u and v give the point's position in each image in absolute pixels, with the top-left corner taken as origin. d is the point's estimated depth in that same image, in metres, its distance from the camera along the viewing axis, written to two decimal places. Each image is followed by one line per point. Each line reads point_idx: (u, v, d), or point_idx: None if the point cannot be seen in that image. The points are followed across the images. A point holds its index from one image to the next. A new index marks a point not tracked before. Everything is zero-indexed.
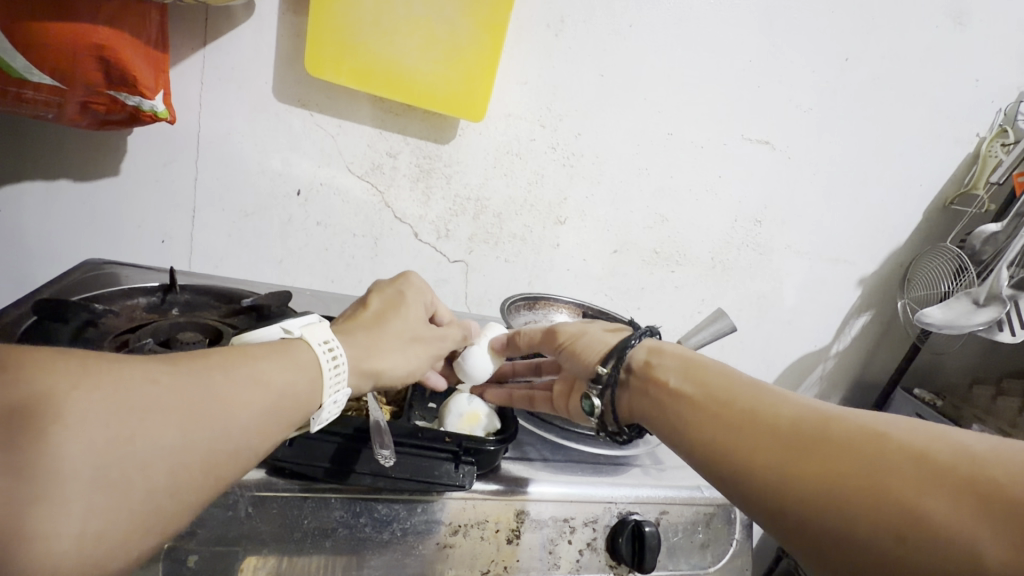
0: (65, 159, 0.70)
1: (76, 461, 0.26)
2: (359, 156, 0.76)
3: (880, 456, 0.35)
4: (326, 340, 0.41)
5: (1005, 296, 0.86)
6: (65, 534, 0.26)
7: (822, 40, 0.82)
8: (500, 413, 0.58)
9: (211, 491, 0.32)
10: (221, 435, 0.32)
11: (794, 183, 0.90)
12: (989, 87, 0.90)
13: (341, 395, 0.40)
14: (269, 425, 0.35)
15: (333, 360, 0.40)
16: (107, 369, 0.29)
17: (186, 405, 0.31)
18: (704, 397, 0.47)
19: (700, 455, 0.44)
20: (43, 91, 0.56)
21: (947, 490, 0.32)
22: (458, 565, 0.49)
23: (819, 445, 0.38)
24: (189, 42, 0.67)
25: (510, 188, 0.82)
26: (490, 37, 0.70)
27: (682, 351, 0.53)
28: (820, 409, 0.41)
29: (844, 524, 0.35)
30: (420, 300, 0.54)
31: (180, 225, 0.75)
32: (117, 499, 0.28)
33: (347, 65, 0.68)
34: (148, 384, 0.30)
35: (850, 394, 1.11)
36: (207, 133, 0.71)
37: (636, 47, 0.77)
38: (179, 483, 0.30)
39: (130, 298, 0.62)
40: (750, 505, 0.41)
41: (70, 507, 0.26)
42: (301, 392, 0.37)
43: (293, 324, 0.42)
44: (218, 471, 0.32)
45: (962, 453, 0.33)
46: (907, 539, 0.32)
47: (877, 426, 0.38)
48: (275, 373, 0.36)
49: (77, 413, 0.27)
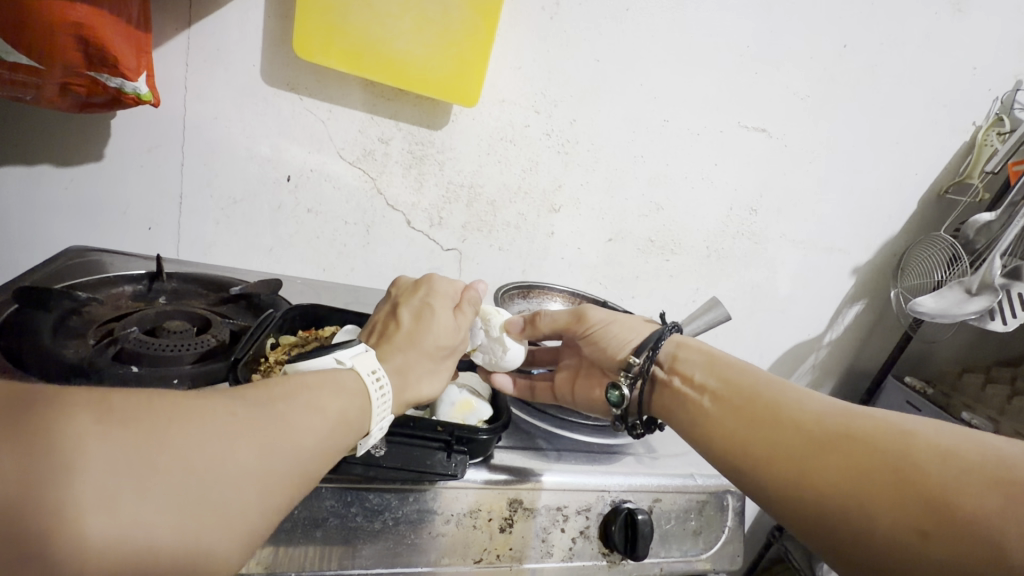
0: (48, 144, 0.68)
1: (120, 483, 0.26)
2: (350, 142, 0.74)
3: (907, 455, 0.35)
4: (374, 369, 0.41)
5: (997, 285, 0.85)
6: (109, 567, 0.26)
7: (821, 25, 0.80)
8: (494, 403, 0.57)
9: (262, 516, 0.32)
10: (273, 460, 0.32)
11: (789, 170, 0.90)
12: (987, 74, 0.89)
13: (385, 422, 0.41)
14: (324, 447, 0.35)
15: (380, 387, 0.40)
16: (157, 397, 0.30)
17: (238, 429, 0.31)
18: (727, 393, 0.46)
19: (719, 449, 0.44)
20: (20, 71, 0.54)
21: (970, 488, 0.32)
22: (451, 554, 0.49)
23: (843, 442, 0.38)
24: (173, 23, 0.65)
25: (504, 174, 0.81)
26: (483, 21, 0.69)
27: (710, 349, 0.52)
28: (846, 409, 0.41)
29: (865, 520, 0.34)
30: (449, 306, 0.52)
31: (167, 212, 0.73)
32: (158, 511, 0.27)
33: (337, 47, 0.66)
34: (199, 406, 0.31)
35: (840, 383, 1.12)
36: (194, 118, 0.69)
37: (633, 31, 0.76)
38: (233, 511, 0.30)
39: (115, 286, 0.61)
40: (768, 501, 0.40)
41: (99, 514, 0.25)
42: (352, 414, 0.38)
43: (345, 354, 0.42)
44: (256, 494, 0.31)
45: (988, 455, 0.33)
46: (931, 534, 0.32)
47: (902, 425, 0.37)
48: (324, 396, 0.36)
49: (123, 441, 0.27)
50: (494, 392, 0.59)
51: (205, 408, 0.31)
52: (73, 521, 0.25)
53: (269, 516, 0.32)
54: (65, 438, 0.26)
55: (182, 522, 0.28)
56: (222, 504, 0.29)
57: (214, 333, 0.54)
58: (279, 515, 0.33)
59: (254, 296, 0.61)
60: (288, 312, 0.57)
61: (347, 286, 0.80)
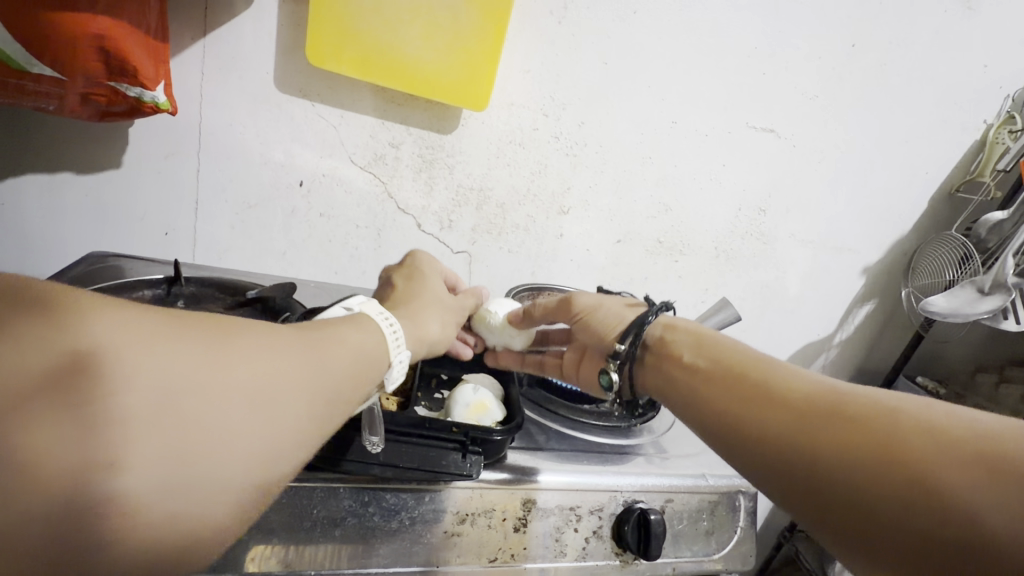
0: (68, 152, 0.70)
1: (163, 408, 0.27)
2: (362, 147, 0.75)
3: (895, 430, 0.34)
4: (383, 312, 0.44)
5: (1010, 284, 0.84)
6: (156, 494, 0.26)
7: (830, 26, 0.81)
8: (507, 404, 0.58)
9: (296, 447, 0.33)
10: (305, 396, 0.33)
11: (798, 170, 0.90)
12: (999, 72, 0.89)
13: (404, 355, 0.43)
14: (350, 383, 0.37)
15: (393, 329, 0.43)
16: (187, 335, 0.29)
17: (274, 366, 0.32)
18: (718, 372, 0.45)
19: (710, 425, 0.44)
20: (44, 81, 0.56)
21: (957, 466, 0.31)
22: (466, 553, 0.49)
23: (831, 416, 0.37)
24: (188, 32, 0.66)
25: (513, 177, 0.82)
26: (492, 25, 0.70)
27: (698, 328, 0.52)
28: (836, 386, 0.39)
29: (858, 494, 0.33)
30: (436, 273, 0.58)
31: (183, 218, 0.75)
32: (199, 441, 0.27)
33: (349, 54, 0.67)
34: (236, 340, 0.31)
35: (851, 382, 1.12)
36: (209, 125, 0.70)
37: (640, 34, 0.76)
38: (268, 449, 0.31)
39: (135, 291, 0.62)
40: (756, 470, 0.39)
41: (146, 444, 0.26)
42: (370, 354, 0.39)
43: (353, 302, 0.45)
44: (290, 425, 0.32)
45: (974, 431, 0.32)
46: (920, 508, 0.31)
47: (892, 402, 0.36)
48: (346, 335, 0.38)
49: (166, 390, 0.27)
50: (505, 393, 0.60)
51: (238, 341, 0.31)
52: (125, 446, 0.25)
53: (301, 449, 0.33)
54: (109, 390, 0.25)
55: (221, 454, 0.28)
56: (259, 436, 0.30)
57: None
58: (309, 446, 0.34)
59: (270, 300, 0.62)
60: (303, 315, 0.58)
61: (359, 289, 0.81)
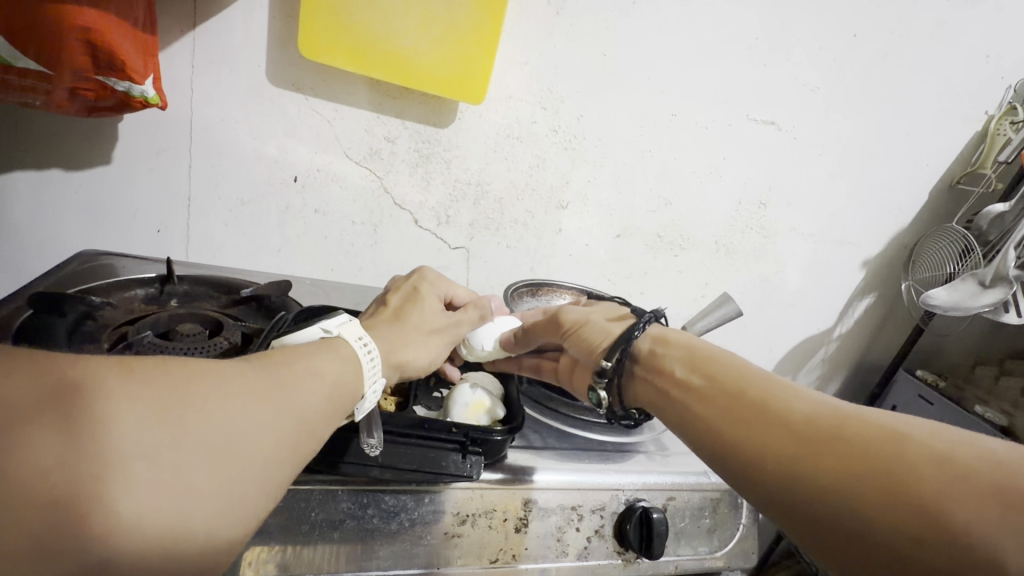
0: (57, 148, 0.68)
1: (147, 454, 0.27)
2: (358, 142, 0.74)
3: (902, 461, 0.32)
4: (360, 336, 0.43)
5: (1011, 276, 0.84)
6: (145, 535, 0.26)
7: (831, 17, 0.79)
8: (506, 405, 0.57)
9: (282, 471, 0.33)
10: (290, 423, 0.34)
11: (799, 162, 0.89)
12: (1000, 61, 0.88)
13: (379, 386, 0.42)
14: (330, 411, 0.37)
15: (369, 353, 0.42)
16: (165, 380, 0.30)
17: (256, 400, 0.32)
18: (714, 393, 0.44)
19: (708, 448, 0.42)
20: (30, 77, 0.55)
21: (973, 496, 0.29)
22: (466, 555, 0.49)
23: (836, 444, 0.35)
24: (178, 24, 0.64)
25: (510, 172, 0.81)
26: (489, 16, 0.68)
27: (690, 342, 0.51)
28: (838, 408, 0.38)
29: (858, 521, 0.32)
30: (437, 297, 0.55)
31: (176, 215, 0.73)
32: (185, 479, 0.28)
33: (342, 46, 0.66)
34: (215, 378, 0.32)
35: (850, 375, 1.12)
36: (201, 119, 0.69)
37: (639, 25, 0.75)
38: (257, 475, 0.31)
39: (127, 290, 0.61)
40: (749, 487, 0.39)
41: (134, 487, 0.26)
42: (349, 379, 0.39)
43: (331, 323, 0.44)
44: (274, 453, 0.32)
45: (986, 459, 0.31)
46: (924, 540, 0.30)
47: (899, 428, 0.35)
48: (326, 364, 0.38)
49: (144, 429, 0.27)
50: (505, 394, 0.59)
51: (221, 376, 0.32)
52: (111, 493, 0.26)
53: (288, 469, 0.34)
54: (91, 431, 0.26)
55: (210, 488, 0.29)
56: (248, 465, 0.31)
57: (226, 336, 0.54)
58: (294, 468, 0.34)
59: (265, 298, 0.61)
60: (301, 312, 0.56)
61: (357, 285, 0.80)
